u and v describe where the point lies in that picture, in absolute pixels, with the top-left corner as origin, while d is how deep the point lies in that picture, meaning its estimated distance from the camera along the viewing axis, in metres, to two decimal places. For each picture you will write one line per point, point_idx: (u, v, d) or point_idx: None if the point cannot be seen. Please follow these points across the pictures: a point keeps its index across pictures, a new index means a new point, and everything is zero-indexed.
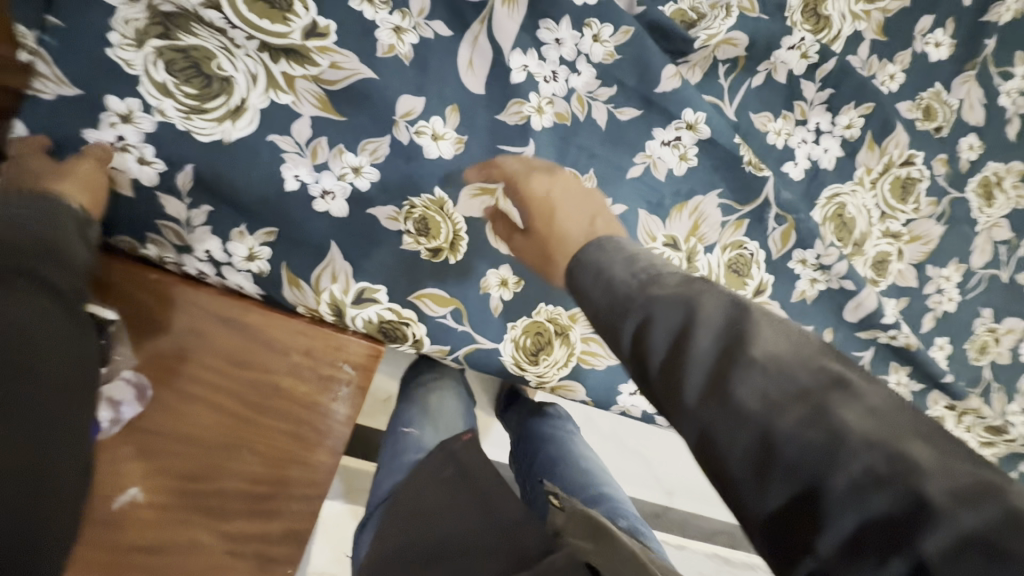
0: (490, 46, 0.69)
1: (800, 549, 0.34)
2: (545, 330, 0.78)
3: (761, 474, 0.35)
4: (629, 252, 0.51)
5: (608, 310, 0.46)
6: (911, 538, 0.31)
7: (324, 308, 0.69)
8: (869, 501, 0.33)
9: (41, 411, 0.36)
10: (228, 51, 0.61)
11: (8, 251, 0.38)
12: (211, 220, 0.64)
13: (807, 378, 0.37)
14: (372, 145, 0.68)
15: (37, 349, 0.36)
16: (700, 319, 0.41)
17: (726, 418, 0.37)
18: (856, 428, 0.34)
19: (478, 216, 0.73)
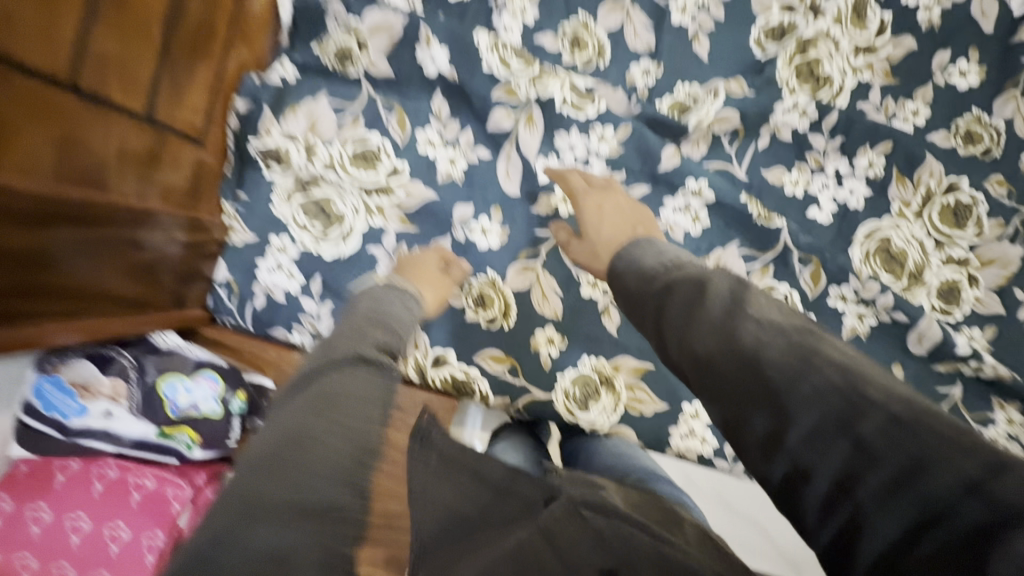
0: (520, 159, 0.90)
1: (779, 446, 0.47)
2: (591, 379, 0.89)
3: (752, 391, 0.50)
4: (657, 249, 0.70)
5: (637, 289, 0.65)
6: (856, 424, 0.45)
7: (410, 371, 0.89)
8: (824, 404, 0.46)
9: (348, 443, 0.49)
10: (342, 194, 0.90)
11: (363, 348, 0.61)
12: (333, 312, 0.90)
13: (788, 326, 0.53)
14: (438, 244, 0.90)
15: (352, 403, 0.53)
16: (710, 289, 0.58)
17: (721, 351, 0.52)
18: (820, 356, 0.49)
19: (523, 288, 0.90)
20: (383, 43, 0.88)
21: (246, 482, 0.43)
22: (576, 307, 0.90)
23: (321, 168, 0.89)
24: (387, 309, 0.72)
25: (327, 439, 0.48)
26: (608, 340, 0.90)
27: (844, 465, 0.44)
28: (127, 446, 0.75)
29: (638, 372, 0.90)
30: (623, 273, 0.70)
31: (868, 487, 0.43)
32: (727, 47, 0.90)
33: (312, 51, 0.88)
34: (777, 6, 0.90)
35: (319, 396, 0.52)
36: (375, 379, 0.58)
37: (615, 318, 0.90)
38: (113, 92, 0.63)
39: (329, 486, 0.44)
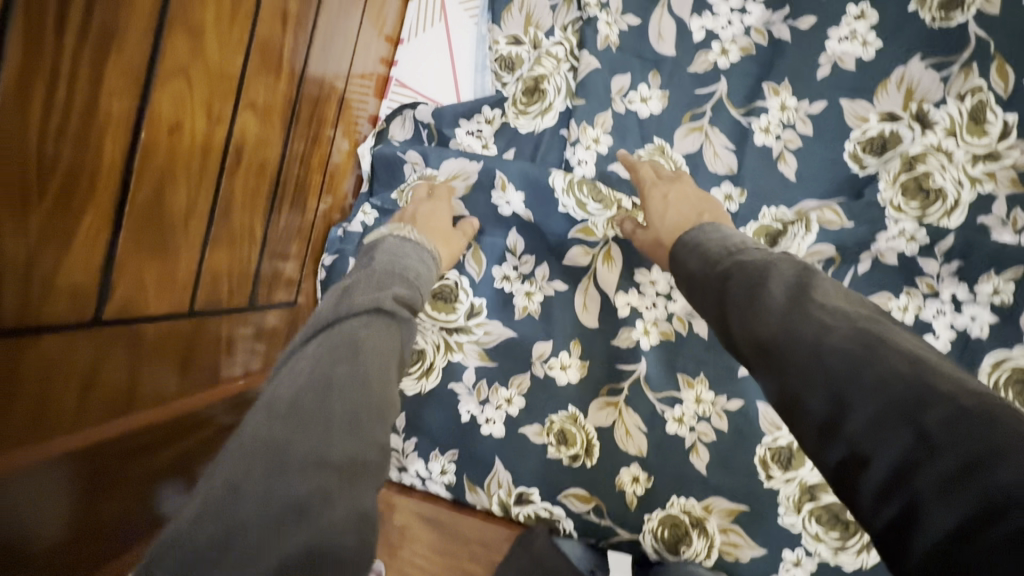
0: (598, 293, 0.88)
1: (839, 431, 0.49)
2: (681, 521, 0.85)
3: (812, 381, 0.51)
4: (725, 235, 0.71)
5: (702, 276, 0.67)
6: (922, 417, 0.46)
7: (494, 507, 0.89)
8: (889, 391, 0.48)
9: (355, 395, 0.52)
10: (422, 330, 0.91)
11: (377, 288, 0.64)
12: (417, 447, 0.91)
13: (854, 313, 0.55)
14: (518, 379, 0.90)
15: (362, 349, 0.56)
16: (774, 274, 0.60)
17: (787, 336, 0.54)
18: (897, 348, 0.51)
19: (607, 424, 0.88)
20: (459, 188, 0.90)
21: (265, 436, 0.48)
22: (662, 444, 0.87)
23: None
24: (398, 267, 0.70)
25: (344, 408, 0.51)
26: (697, 479, 0.86)
27: (908, 458, 0.45)
28: None
29: (732, 514, 0.85)
30: (685, 257, 0.72)
31: (930, 479, 0.43)
32: (817, 164, 0.85)
33: (391, 196, 0.92)
34: (874, 117, 0.83)
35: (339, 347, 0.56)
36: (390, 330, 0.61)
37: (704, 455, 0.86)
38: (225, 294, 0.66)
39: (346, 440, 0.49)
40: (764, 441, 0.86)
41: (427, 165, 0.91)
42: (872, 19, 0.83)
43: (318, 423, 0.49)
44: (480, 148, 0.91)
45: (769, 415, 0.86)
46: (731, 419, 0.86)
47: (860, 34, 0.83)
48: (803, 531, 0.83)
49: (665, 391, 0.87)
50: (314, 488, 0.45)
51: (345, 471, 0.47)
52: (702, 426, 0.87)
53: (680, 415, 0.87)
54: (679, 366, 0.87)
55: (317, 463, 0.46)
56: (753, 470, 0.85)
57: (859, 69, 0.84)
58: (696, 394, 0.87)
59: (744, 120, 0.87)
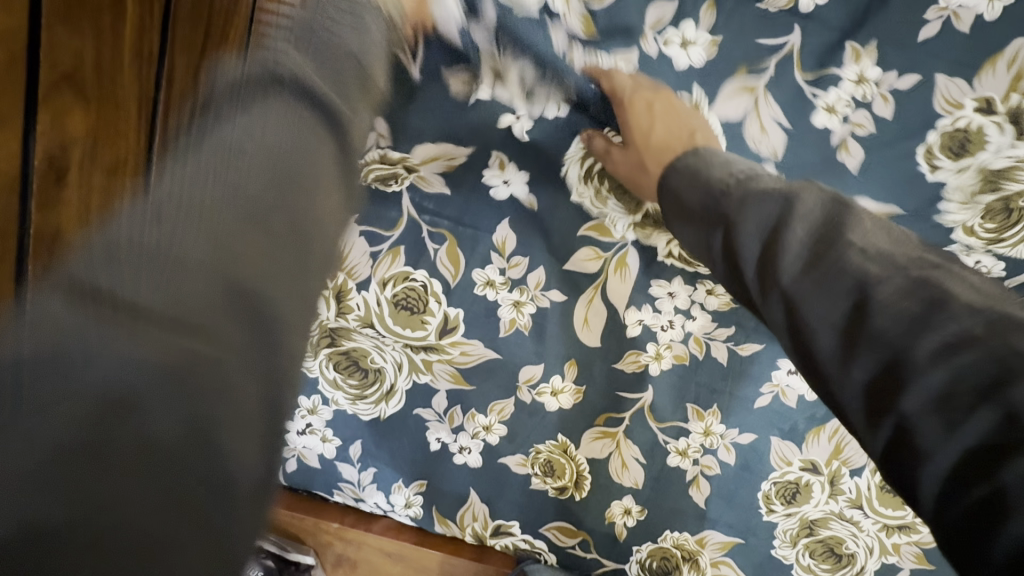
0: (604, 306, 0.71)
1: (889, 409, 0.35)
2: (672, 554, 0.78)
3: (851, 346, 0.37)
4: (726, 158, 0.53)
5: (701, 210, 0.49)
6: (1001, 391, 0.33)
7: (469, 538, 0.79)
8: (958, 360, 0.34)
9: (269, 195, 0.36)
10: (380, 347, 0.72)
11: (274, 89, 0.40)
12: (376, 478, 0.77)
13: (904, 259, 0.39)
14: (500, 405, 0.74)
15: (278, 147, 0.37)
16: (798, 210, 0.42)
17: (822, 294, 0.39)
18: (961, 298, 0.36)
19: (601, 456, 0.76)
20: (439, 162, 0.68)
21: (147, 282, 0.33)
22: (660, 477, 0.76)
23: (355, 321, 0.71)
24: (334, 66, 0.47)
25: (223, 211, 0.36)
26: (694, 514, 0.77)
27: (982, 441, 0.32)
28: None
29: (725, 547, 0.78)
30: (675, 188, 0.53)
31: (1014, 470, 0.31)
32: (892, 157, 0.66)
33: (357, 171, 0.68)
34: (970, 103, 0.62)
35: (242, 142, 0.37)
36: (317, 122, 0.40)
37: (705, 490, 0.76)
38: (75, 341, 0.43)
39: (193, 237, 0.35)
40: (770, 476, 0.75)
41: (399, 122, 0.66)
42: None
43: (178, 259, 0.34)
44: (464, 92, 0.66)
45: (781, 451, 0.74)
46: (739, 452, 0.75)
47: None
48: (795, 562, 0.77)
49: (670, 421, 0.75)
50: (158, 317, 0.32)
51: (240, 288, 0.34)
52: (706, 459, 0.75)
53: (684, 447, 0.75)
54: (688, 394, 0.74)
55: (272, 279, 0.35)
56: (754, 505, 0.76)
57: (976, 33, 0.61)
58: (705, 427, 0.74)
59: (807, 89, 0.65)
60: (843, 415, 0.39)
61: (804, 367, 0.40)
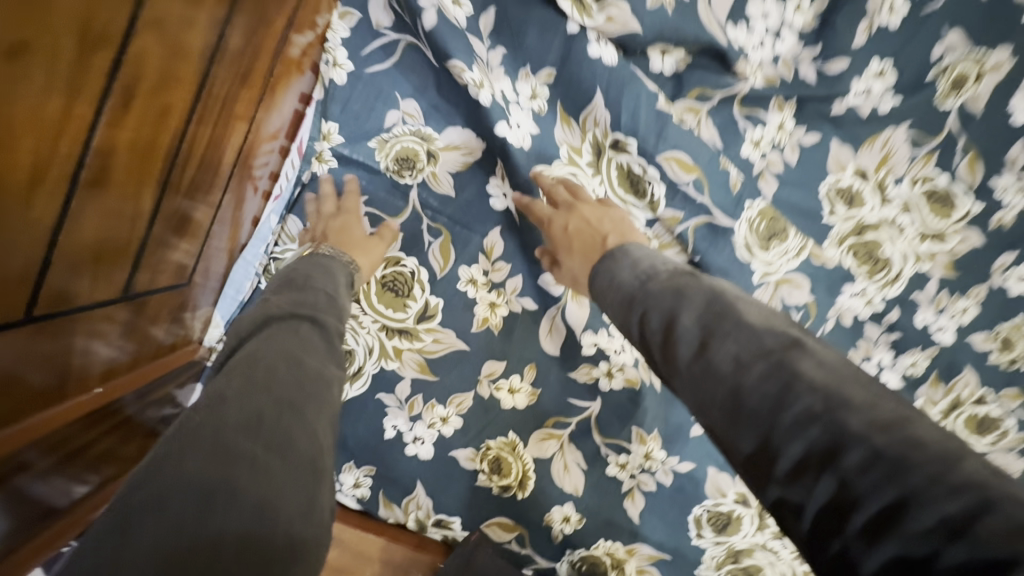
0: (564, 327, 0.80)
1: (766, 475, 0.42)
2: (602, 561, 0.82)
3: (733, 418, 0.45)
4: (634, 257, 0.61)
5: (617, 302, 0.59)
6: (837, 458, 0.38)
7: (411, 522, 0.80)
8: (808, 433, 0.40)
9: (258, 401, 0.44)
10: (354, 329, 0.77)
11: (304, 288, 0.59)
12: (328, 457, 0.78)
13: (771, 340, 0.46)
14: (459, 398, 0.79)
15: (265, 368, 0.47)
16: (684, 303, 0.52)
17: (705, 377, 0.47)
18: (806, 376, 0.43)
19: (545, 456, 0.80)
20: (456, 160, 0.75)
21: (189, 466, 0.38)
22: (599, 476, 0.82)
23: None
24: (314, 283, 0.61)
25: (260, 392, 0.45)
26: (625, 515, 0.82)
27: (830, 501, 0.38)
28: None
29: (652, 558, 0.83)
30: (602, 291, 0.62)
31: (854, 527, 0.36)
32: (802, 205, 0.80)
33: (369, 145, 0.75)
34: (851, 167, 0.80)
35: (285, 337, 0.51)
36: (310, 339, 0.53)
37: (639, 503, 0.82)
38: (92, 275, 0.47)
39: (270, 397, 0.45)
40: (705, 503, 0.83)
41: (424, 123, 0.74)
42: (889, 79, 0.78)
43: (240, 461, 0.40)
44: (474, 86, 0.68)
45: (718, 481, 0.83)
46: (677, 478, 0.83)
47: (876, 92, 0.79)
48: None
49: (614, 438, 0.81)
50: (270, 433, 0.43)
51: (278, 417, 0.44)
52: (643, 476, 0.82)
53: (623, 461, 0.82)
54: (634, 402, 0.81)
55: (278, 419, 0.44)
56: (684, 526, 0.83)
57: (871, 118, 0.80)
58: (647, 451, 0.82)
59: (740, 123, 0.77)
60: (739, 470, 0.45)
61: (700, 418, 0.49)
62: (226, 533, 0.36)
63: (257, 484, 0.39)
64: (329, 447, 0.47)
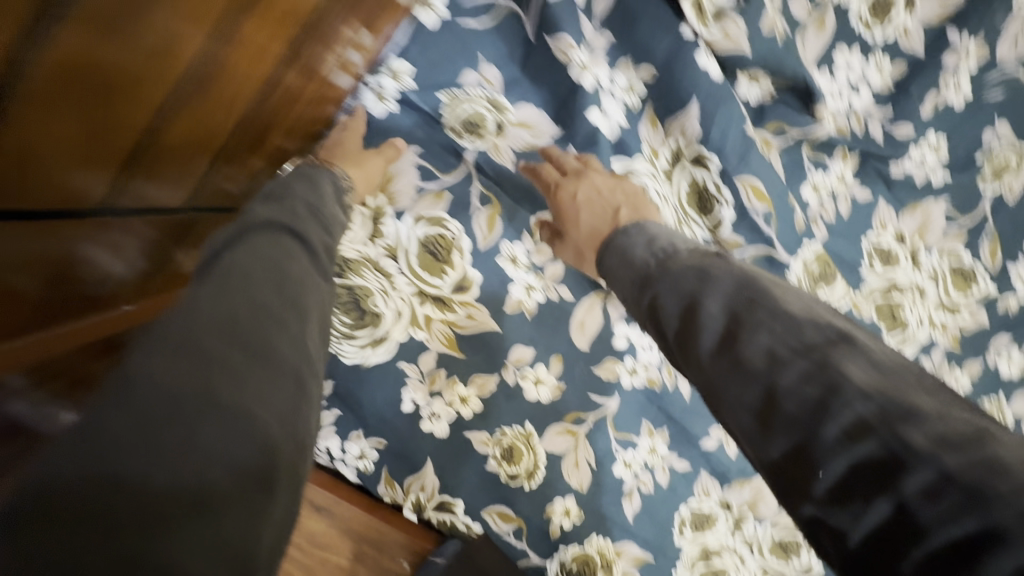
0: (602, 313, 0.78)
1: (803, 491, 0.40)
2: (592, 560, 0.81)
3: (764, 421, 0.43)
4: (651, 234, 0.61)
5: (633, 282, 0.58)
6: (897, 482, 0.37)
7: (408, 504, 0.77)
8: (857, 447, 0.39)
9: (231, 303, 0.36)
10: (386, 292, 0.72)
11: (283, 192, 0.49)
12: (337, 421, 0.74)
13: (813, 334, 0.45)
14: (482, 379, 0.76)
15: (241, 268, 0.38)
16: (708, 287, 0.51)
17: (733, 374, 0.45)
18: (855, 380, 0.41)
19: (559, 451, 0.79)
20: (522, 139, 0.71)
21: (142, 374, 0.30)
22: (603, 481, 0.81)
23: (380, 251, 0.71)
24: (295, 193, 0.50)
25: (235, 297, 0.36)
26: (621, 523, 0.82)
27: (882, 527, 0.36)
28: None
29: (637, 561, 0.82)
30: (611, 266, 0.63)
31: (910, 560, 0.35)
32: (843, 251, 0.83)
33: (439, 97, 0.69)
34: (892, 229, 0.84)
35: (270, 244, 0.42)
36: (294, 246, 0.43)
37: (636, 503, 0.82)
38: (163, 167, 0.44)
39: (249, 302, 0.37)
40: (689, 503, 0.84)
41: (501, 92, 0.70)
42: (941, 155, 0.83)
43: (205, 370, 0.32)
44: (576, 66, 0.67)
45: (706, 482, 0.85)
46: (673, 477, 0.84)
47: (929, 163, 0.83)
48: None
49: (627, 433, 0.81)
50: (240, 342, 0.34)
51: (251, 329, 0.35)
52: (645, 475, 0.82)
53: (630, 459, 0.81)
54: (649, 412, 0.82)
55: (253, 331, 0.35)
56: (668, 524, 0.83)
57: (920, 187, 0.84)
58: (651, 445, 0.82)
59: (807, 164, 0.78)
60: (767, 479, 0.43)
61: (716, 412, 0.47)
62: (189, 445, 0.29)
63: (228, 390, 0.32)
64: (314, 359, 0.40)
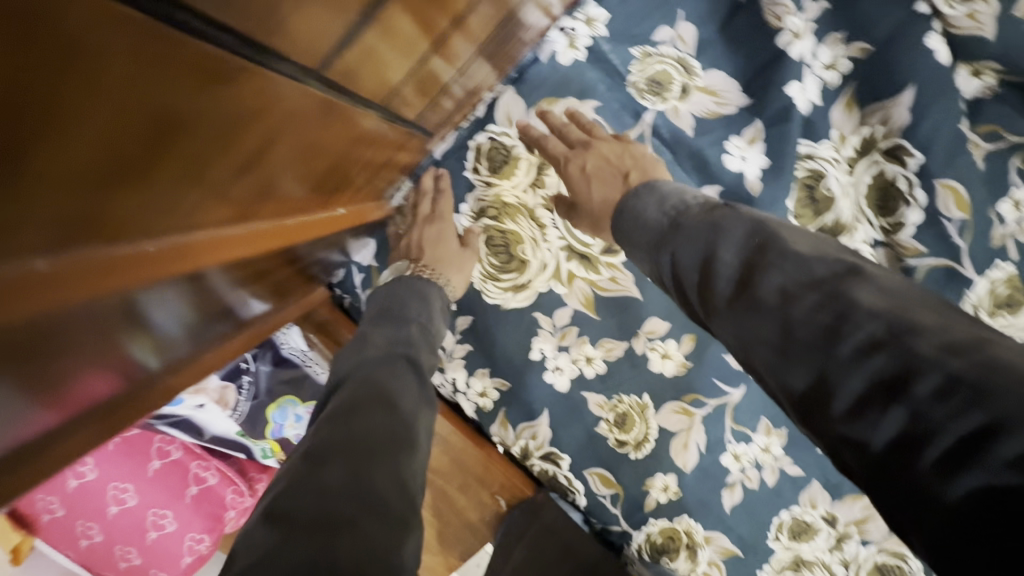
0: None
1: (821, 413, 0.38)
2: (677, 537, 0.81)
3: (784, 354, 0.40)
4: (664, 192, 0.58)
5: (652, 241, 0.55)
6: (907, 388, 0.34)
7: (516, 448, 0.80)
8: (869, 363, 0.36)
9: (366, 422, 0.44)
10: (536, 241, 0.76)
11: (394, 323, 0.57)
12: (467, 356, 0.79)
13: (822, 269, 0.41)
14: (610, 344, 0.77)
15: (366, 396, 0.46)
16: (721, 238, 0.47)
17: (749, 316, 0.42)
18: (864, 304, 0.38)
19: (672, 429, 0.79)
20: (705, 106, 0.68)
21: (306, 490, 0.39)
22: (708, 468, 0.79)
23: (538, 202, 0.75)
24: (409, 311, 0.61)
25: (370, 415, 0.45)
26: (716, 513, 0.80)
27: (900, 435, 0.33)
28: (203, 441, 0.65)
29: (725, 553, 0.80)
30: (628, 230, 0.59)
31: (924, 461, 0.32)
32: None
33: (631, 52, 0.69)
34: None
35: (385, 375, 0.50)
36: (405, 371, 0.51)
37: (736, 496, 0.79)
38: (404, 106, 0.49)
39: (381, 417, 0.45)
40: (790, 508, 0.78)
41: (693, 55, 0.68)
42: None
43: (349, 483, 0.40)
44: (786, 35, 0.65)
45: (813, 492, 0.78)
46: (780, 479, 0.78)
47: None
48: None
49: (742, 425, 0.78)
50: (372, 453, 0.42)
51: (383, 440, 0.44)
52: (751, 471, 0.79)
53: (740, 452, 0.78)
54: (768, 409, 0.78)
55: (383, 444, 0.43)
56: (765, 526, 0.79)
57: None
58: (765, 443, 0.78)
59: (1015, 176, 0.63)
60: (792, 414, 0.41)
61: (750, 369, 0.44)
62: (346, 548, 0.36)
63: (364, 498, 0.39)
64: (425, 453, 0.48)
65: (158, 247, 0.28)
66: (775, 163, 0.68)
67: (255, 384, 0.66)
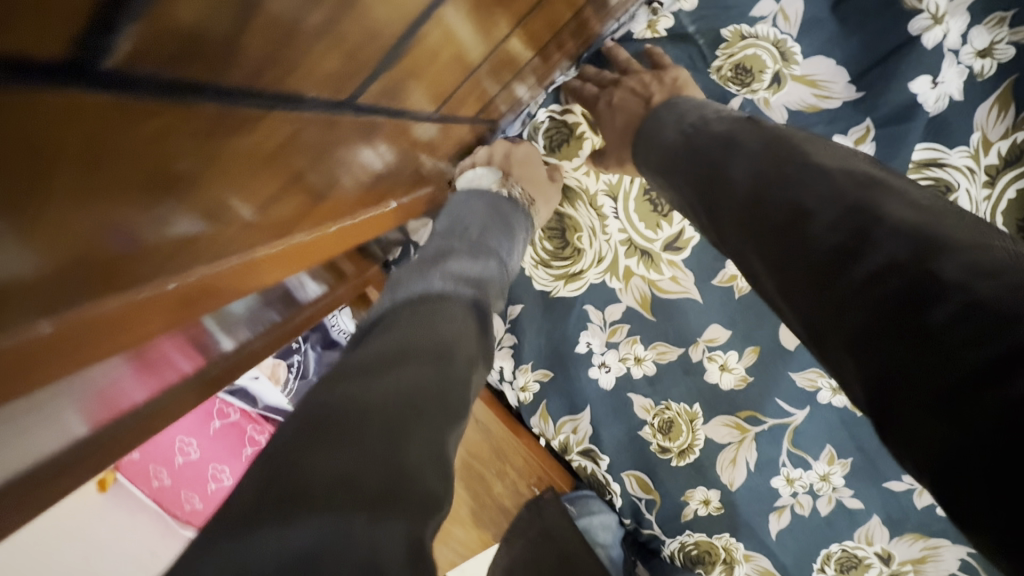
0: None
1: (826, 336, 0.34)
2: (715, 552, 0.75)
3: (791, 274, 0.36)
4: (684, 108, 0.53)
5: (664, 164, 0.51)
6: (921, 313, 0.30)
7: (555, 441, 0.78)
8: (885, 287, 0.31)
9: (417, 327, 0.38)
10: (594, 232, 0.71)
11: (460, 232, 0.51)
12: (514, 345, 0.76)
13: (842, 183, 0.36)
14: (662, 348, 0.72)
15: (418, 301, 0.41)
16: (736, 154, 0.43)
17: (762, 233, 0.38)
18: (891, 220, 0.33)
19: (719, 441, 0.73)
20: (803, 98, 0.59)
21: (351, 388, 0.32)
22: (757, 490, 0.73)
23: (600, 188, 0.70)
24: (473, 219, 0.55)
25: (417, 319, 0.39)
26: (761, 536, 0.73)
27: (913, 362, 0.29)
28: (259, 409, 0.71)
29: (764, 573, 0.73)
30: (644, 150, 0.55)
31: (940, 392, 0.28)
32: None
33: (720, 31, 0.60)
34: None
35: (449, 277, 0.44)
36: (466, 274, 0.46)
37: (784, 521, 0.72)
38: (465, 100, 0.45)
39: (436, 322, 0.39)
40: (843, 541, 0.71)
41: (795, 37, 0.59)
42: None
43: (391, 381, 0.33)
44: (924, 19, 0.55)
45: (872, 530, 0.70)
46: (836, 511, 0.70)
47: None
48: None
49: (803, 450, 0.71)
50: (416, 348, 0.36)
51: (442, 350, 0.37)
52: (804, 496, 0.71)
53: (794, 477, 0.71)
54: (836, 436, 0.70)
55: (432, 347, 0.37)
56: (811, 556, 0.72)
57: None
58: (826, 472, 0.70)
59: None
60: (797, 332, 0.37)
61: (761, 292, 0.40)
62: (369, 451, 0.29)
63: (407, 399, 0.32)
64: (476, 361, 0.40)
65: (179, 284, 0.28)
66: (887, 168, 0.58)
67: (303, 365, 0.70)
